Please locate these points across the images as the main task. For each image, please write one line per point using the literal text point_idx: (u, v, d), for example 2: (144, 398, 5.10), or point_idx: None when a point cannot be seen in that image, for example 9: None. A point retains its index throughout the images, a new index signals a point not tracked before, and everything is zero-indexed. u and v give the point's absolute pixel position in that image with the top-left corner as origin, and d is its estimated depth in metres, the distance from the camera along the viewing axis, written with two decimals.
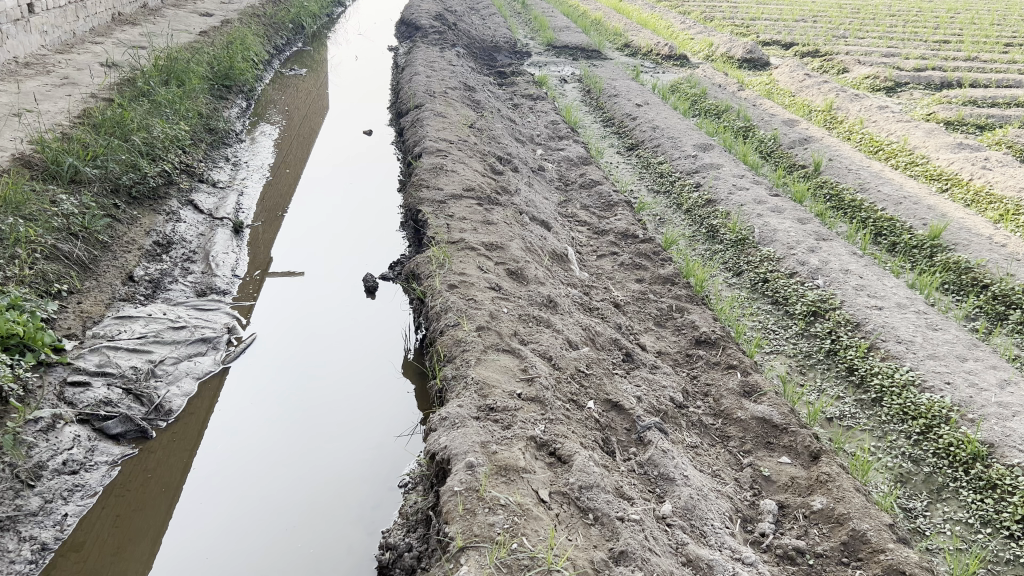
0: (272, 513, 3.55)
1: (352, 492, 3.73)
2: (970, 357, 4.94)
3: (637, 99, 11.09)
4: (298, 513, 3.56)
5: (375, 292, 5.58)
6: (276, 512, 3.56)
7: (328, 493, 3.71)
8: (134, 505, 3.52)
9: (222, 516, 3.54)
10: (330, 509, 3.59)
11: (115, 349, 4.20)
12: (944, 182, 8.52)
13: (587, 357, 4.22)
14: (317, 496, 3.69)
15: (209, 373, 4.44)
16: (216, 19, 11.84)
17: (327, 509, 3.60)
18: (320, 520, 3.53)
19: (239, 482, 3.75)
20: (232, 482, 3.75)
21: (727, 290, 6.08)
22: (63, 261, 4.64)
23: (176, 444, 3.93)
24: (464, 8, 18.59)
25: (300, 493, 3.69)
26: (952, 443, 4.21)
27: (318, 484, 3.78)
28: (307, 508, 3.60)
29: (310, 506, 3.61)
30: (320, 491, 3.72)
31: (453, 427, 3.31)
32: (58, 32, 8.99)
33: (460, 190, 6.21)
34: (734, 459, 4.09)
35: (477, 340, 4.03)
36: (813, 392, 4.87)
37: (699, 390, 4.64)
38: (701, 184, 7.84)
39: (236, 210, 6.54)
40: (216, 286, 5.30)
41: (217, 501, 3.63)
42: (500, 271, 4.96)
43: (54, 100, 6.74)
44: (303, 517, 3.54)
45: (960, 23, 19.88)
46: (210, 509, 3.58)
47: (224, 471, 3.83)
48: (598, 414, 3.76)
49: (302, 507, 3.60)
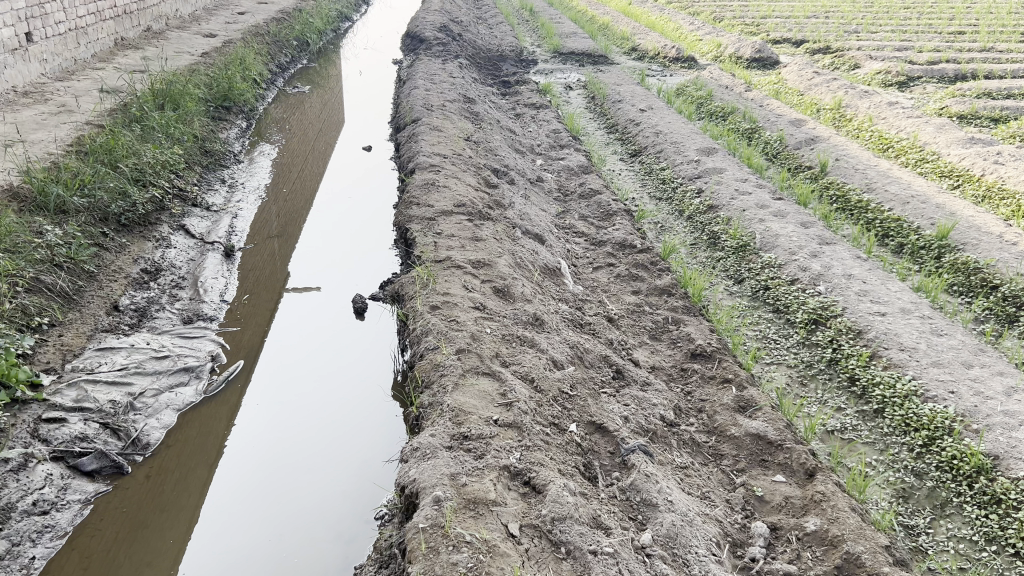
0: (264, 551, 3.50)
1: (343, 524, 3.66)
2: (976, 363, 4.77)
3: (641, 103, 10.96)
4: (292, 550, 3.50)
5: (364, 313, 5.49)
6: (270, 550, 3.50)
7: (320, 526, 3.65)
8: (124, 546, 3.50)
9: (218, 557, 3.49)
10: (320, 546, 3.53)
11: (94, 382, 4.14)
12: (955, 179, 8.31)
13: (572, 377, 4.12)
14: (309, 530, 3.63)
15: (190, 405, 4.39)
16: (219, 39, 11.86)
17: (318, 545, 3.53)
18: (311, 555, 3.46)
19: (234, 522, 3.71)
20: (228, 521, 3.72)
21: (727, 300, 5.94)
22: (45, 293, 4.60)
23: (177, 482, 3.93)
24: (470, 18, 18.53)
25: (293, 528, 3.64)
26: (955, 456, 4.05)
27: (308, 516, 3.72)
28: (301, 544, 3.54)
29: (303, 543, 3.55)
30: (311, 524, 3.67)
31: (423, 459, 3.23)
32: (58, 59, 9.03)
33: (450, 206, 6.14)
34: (727, 478, 3.96)
35: (456, 363, 3.95)
36: (813, 404, 4.72)
37: (693, 406, 4.51)
38: (703, 190, 7.69)
39: (228, 233, 6.50)
40: (203, 312, 5.26)
41: (209, 544, 3.57)
42: (486, 290, 4.88)
43: (48, 129, 6.74)
44: (296, 554, 3.47)
45: (976, 13, 19.55)
46: (206, 550, 3.53)
47: (219, 512, 3.79)
48: (580, 438, 3.66)
49: (295, 544, 3.54)
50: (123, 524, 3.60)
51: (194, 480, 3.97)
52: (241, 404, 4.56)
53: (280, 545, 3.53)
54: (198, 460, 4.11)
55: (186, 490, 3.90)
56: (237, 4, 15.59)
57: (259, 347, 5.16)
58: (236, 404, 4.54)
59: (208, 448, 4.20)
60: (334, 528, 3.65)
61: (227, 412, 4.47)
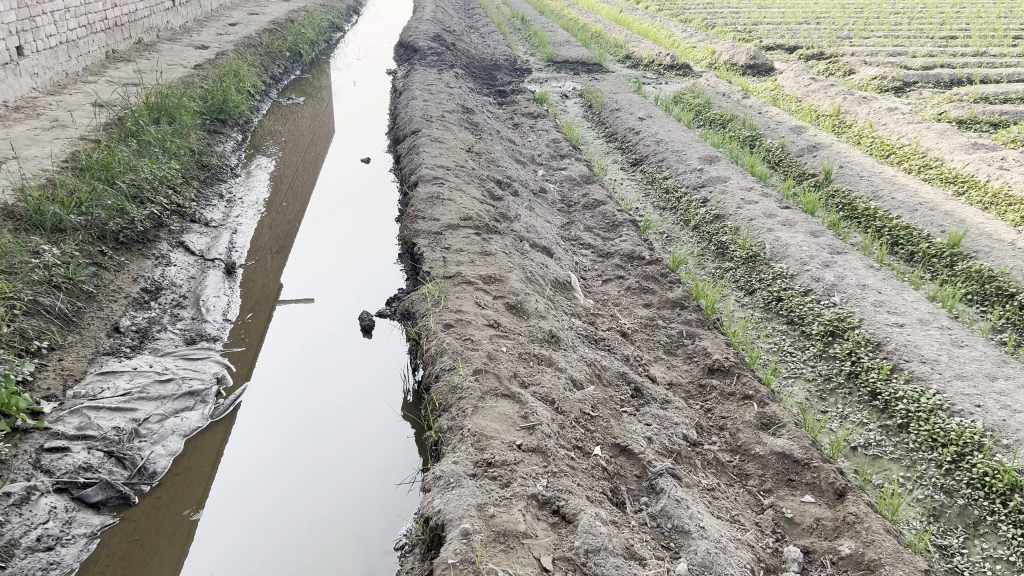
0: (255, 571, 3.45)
1: (330, 546, 3.59)
2: (1000, 376, 4.66)
3: (639, 111, 10.87)
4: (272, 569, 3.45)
5: (371, 331, 5.35)
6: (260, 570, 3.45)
7: (306, 542, 3.61)
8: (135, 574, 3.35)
9: None
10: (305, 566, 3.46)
11: (97, 409, 3.98)
12: (960, 185, 8.23)
13: (593, 398, 4.00)
14: (298, 547, 3.58)
15: (196, 430, 4.23)
16: (211, 51, 11.71)
17: (297, 565, 3.47)
18: (287, 573, 3.42)
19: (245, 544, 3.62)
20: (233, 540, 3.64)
21: (740, 312, 5.83)
22: (44, 315, 4.46)
23: (184, 505, 3.80)
24: (463, 28, 18.42)
25: (284, 543, 3.60)
26: (987, 473, 3.92)
27: (301, 531, 3.68)
28: (283, 563, 3.48)
29: (285, 562, 3.49)
30: (303, 541, 3.62)
31: (447, 488, 3.09)
32: (48, 73, 8.87)
33: (456, 220, 6.04)
34: (755, 499, 3.83)
35: (475, 385, 3.83)
36: (835, 419, 4.61)
37: (714, 424, 4.39)
38: (708, 200, 7.58)
39: (229, 249, 6.33)
40: (206, 333, 5.10)
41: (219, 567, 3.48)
42: (499, 306, 4.77)
43: (41, 145, 6.59)
44: None
45: (966, 18, 19.62)
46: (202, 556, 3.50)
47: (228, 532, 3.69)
48: (605, 461, 3.53)
49: (278, 564, 3.48)
50: (132, 540, 3.52)
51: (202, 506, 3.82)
52: None
53: (265, 563, 3.49)
54: (205, 477, 4.01)
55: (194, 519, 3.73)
56: (227, 16, 15.42)
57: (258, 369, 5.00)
58: None
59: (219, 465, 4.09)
60: (320, 549, 3.57)
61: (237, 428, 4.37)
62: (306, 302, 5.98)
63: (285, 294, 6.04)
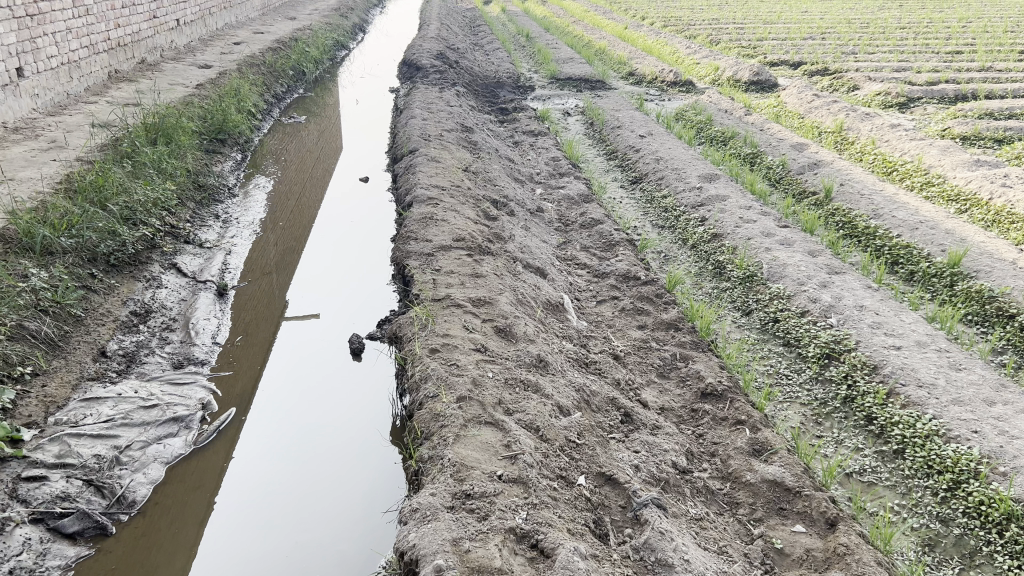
0: None
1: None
2: (998, 401, 4.56)
3: (640, 129, 10.84)
4: None
5: (360, 354, 5.30)
6: None
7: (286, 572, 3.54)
8: None
9: None
10: None
11: (78, 436, 3.94)
12: (962, 203, 8.15)
13: (579, 424, 3.93)
14: None
15: (179, 457, 4.19)
16: (213, 71, 11.74)
17: None
18: None
19: None
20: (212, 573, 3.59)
21: (736, 333, 5.75)
22: (29, 341, 4.43)
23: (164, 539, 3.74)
24: (467, 46, 18.46)
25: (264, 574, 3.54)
26: (983, 502, 3.83)
27: (283, 559, 3.63)
28: None
29: None
30: (283, 570, 3.57)
31: (424, 522, 3.03)
32: (49, 94, 8.89)
33: (448, 241, 6.01)
34: (744, 529, 3.75)
35: (457, 413, 3.78)
36: (830, 444, 4.52)
37: (705, 450, 4.31)
38: (707, 218, 7.52)
39: (222, 270, 6.30)
40: (194, 356, 5.07)
41: None
42: (488, 330, 4.72)
43: (36, 166, 6.59)
44: None
45: (972, 33, 19.55)
46: None
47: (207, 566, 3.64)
48: (589, 491, 3.47)
49: None
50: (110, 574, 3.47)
51: (182, 541, 3.78)
52: (232, 456, 4.37)
53: None
54: (186, 510, 3.96)
55: (174, 554, 3.69)
56: (232, 34, 15.49)
57: (259, 390, 5.01)
58: (226, 457, 4.35)
59: (197, 501, 4.04)
60: None
61: (220, 459, 4.32)
62: (312, 319, 6.02)
63: (291, 312, 6.09)
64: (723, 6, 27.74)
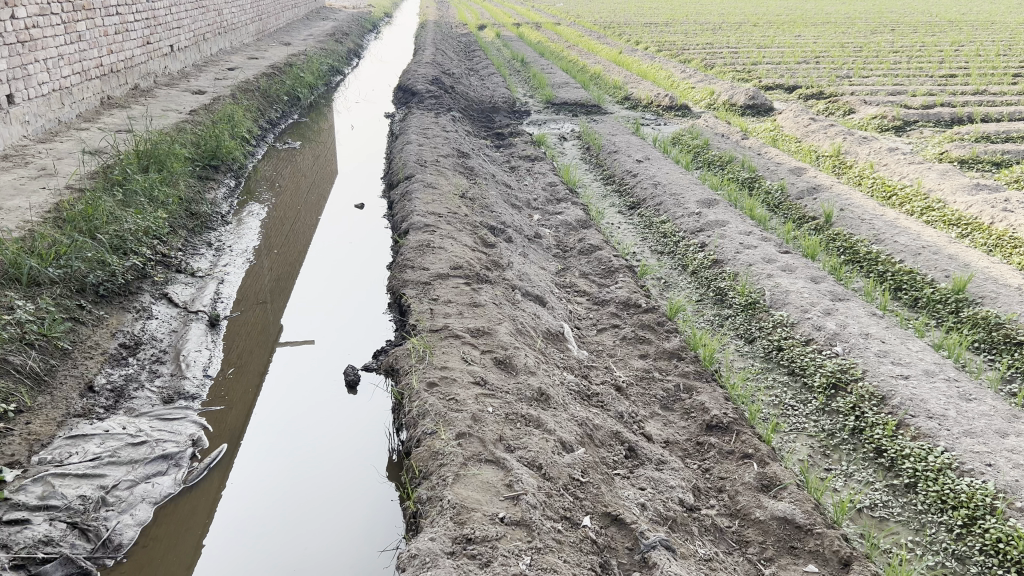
0: None
1: None
2: (1011, 432, 4.44)
3: (638, 153, 10.77)
4: None
5: (356, 386, 5.17)
6: None
7: None
8: None
9: None
10: None
11: (63, 476, 3.80)
12: (964, 227, 8.07)
13: (583, 462, 3.81)
14: None
15: (167, 497, 4.04)
16: (208, 96, 11.67)
17: None
18: None
19: None
20: None
21: (739, 361, 5.64)
22: (13, 375, 4.29)
23: None
24: (463, 70, 18.46)
25: None
26: (1001, 539, 3.70)
27: None
28: None
29: None
30: None
31: (423, 568, 2.91)
32: (41, 120, 8.80)
33: (446, 270, 5.91)
34: (754, 569, 3.61)
35: (457, 452, 3.68)
36: (839, 478, 4.39)
37: (713, 486, 4.18)
38: (706, 244, 7.42)
39: (214, 300, 6.17)
40: (184, 390, 4.93)
41: None
42: (487, 361, 4.61)
43: (26, 194, 6.49)
44: None
45: (965, 56, 19.64)
46: None
47: None
48: (594, 533, 3.33)
49: None
50: None
51: None
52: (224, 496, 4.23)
53: None
54: (180, 553, 3.82)
55: None
56: (226, 60, 15.46)
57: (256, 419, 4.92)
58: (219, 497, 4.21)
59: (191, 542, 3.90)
60: None
61: (212, 499, 4.19)
62: (310, 344, 5.95)
63: (289, 339, 6.01)
64: (717, 30, 27.87)
